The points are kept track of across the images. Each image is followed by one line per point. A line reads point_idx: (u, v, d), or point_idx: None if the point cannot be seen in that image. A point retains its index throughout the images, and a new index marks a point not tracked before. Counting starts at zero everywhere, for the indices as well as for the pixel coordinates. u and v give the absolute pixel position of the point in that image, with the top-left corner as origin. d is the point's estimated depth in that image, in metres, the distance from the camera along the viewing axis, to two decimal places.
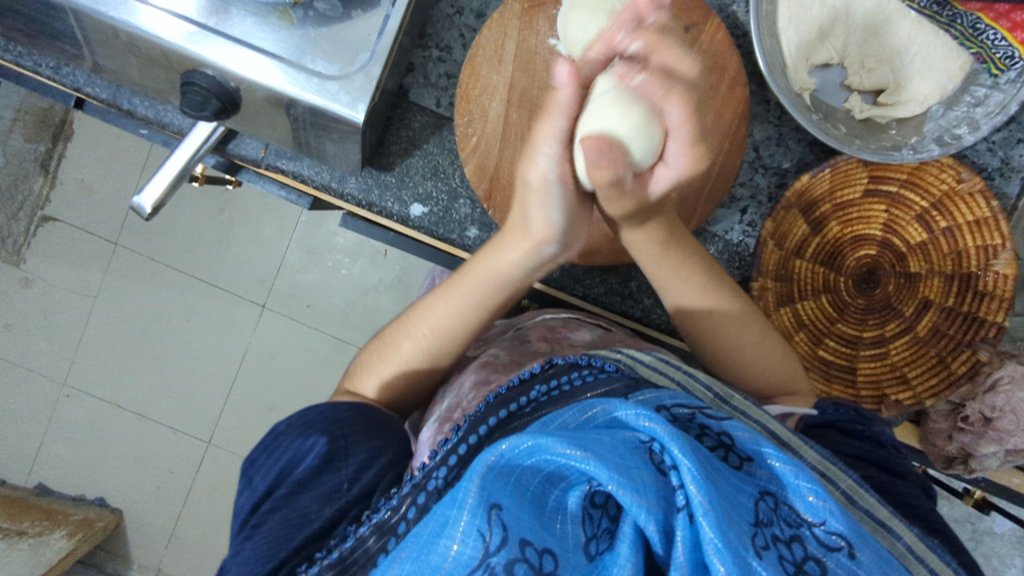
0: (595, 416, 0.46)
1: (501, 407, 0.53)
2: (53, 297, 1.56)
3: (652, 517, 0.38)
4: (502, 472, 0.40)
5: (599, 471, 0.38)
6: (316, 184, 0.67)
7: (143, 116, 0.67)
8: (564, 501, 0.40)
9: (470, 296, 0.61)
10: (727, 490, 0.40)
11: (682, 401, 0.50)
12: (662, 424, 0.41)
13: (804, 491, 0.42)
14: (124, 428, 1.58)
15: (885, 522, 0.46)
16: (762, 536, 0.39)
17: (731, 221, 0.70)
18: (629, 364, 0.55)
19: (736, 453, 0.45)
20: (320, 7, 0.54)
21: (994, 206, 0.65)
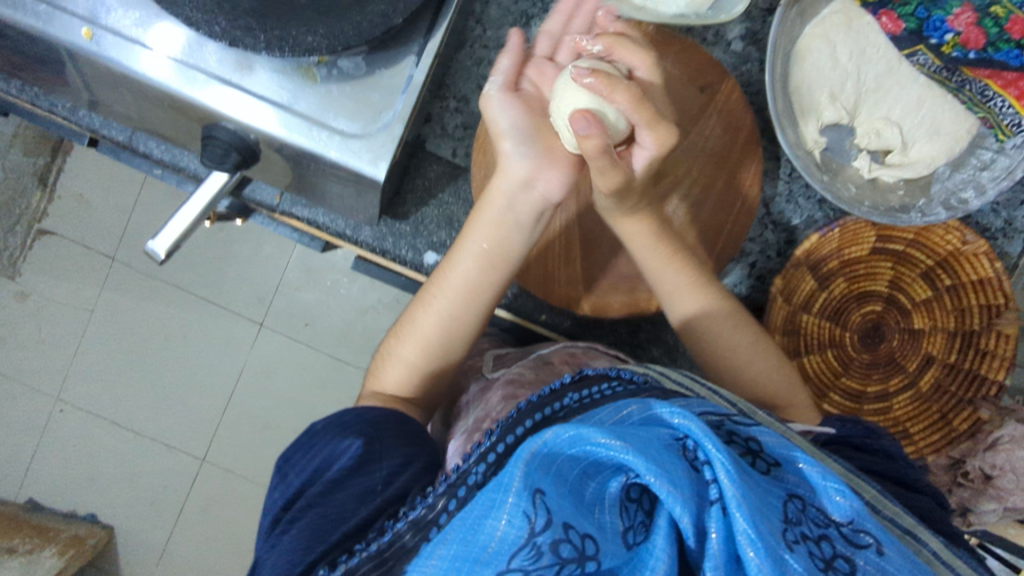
0: (630, 414, 0.45)
1: (536, 411, 0.51)
2: (50, 311, 1.54)
3: (688, 510, 0.36)
4: (544, 461, 0.38)
5: (638, 461, 0.37)
6: (331, 231, 0.68)
7: (159, 159, 0.67)
8: (599, 492, 0.39)
9: (488, 255, 0.60)
10: (760, 491, 0.39)
11: (710, 409, 0.49)
12: (697, 420, 0.40)
13: (831, 492, 0.41)
14: (119, 444, 1.56)
15: (910, 530, 0.46)
16: (792, 532, 0.38)
17: (741, 274, 0.71)
18: (656, 377, 0.54)
19: (764, 459, 0.44)
20: (344, 66, 0.55)
21: (998, 267, 0.67)
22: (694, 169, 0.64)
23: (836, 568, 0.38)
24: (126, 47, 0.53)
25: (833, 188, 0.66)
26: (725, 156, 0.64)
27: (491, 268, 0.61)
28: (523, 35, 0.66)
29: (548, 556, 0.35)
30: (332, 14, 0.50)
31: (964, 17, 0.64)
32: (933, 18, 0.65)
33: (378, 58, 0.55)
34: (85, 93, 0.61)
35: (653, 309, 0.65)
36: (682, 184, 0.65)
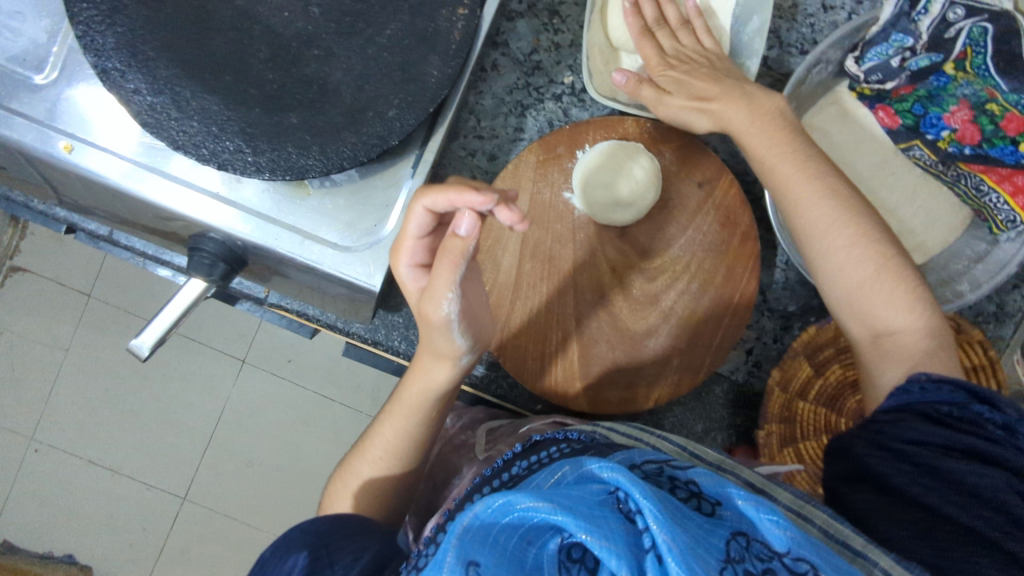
0: (566, 475, 0.44)
1: (493, 479, 0.51)
2: (22, 349, 1.49)
3: (622, 563, 0.35)
4: (478, 535, 0.38)
5: (568, 519, 0.37)
6: (321, 323, 0.66)
7: (141, 252, 0.65)
8: (540, 557, 0.38)
9: (412, 409, 0.59)
10: (694, 532, 0.38)
11: (652, 456, 0.48)
12: (625, 471, 0.39)
13: (768, 523, 0.39)
14: (95, 484, 1.52)
15: (861, 551, 0.42)
16: (731, 573, 0.36)
17: (737, 360, 0.70)
18: (604, 432, 0.54)
19: (706, 499, 0.43)
20: (336, 177, 0.53)
21: (991, 354, 0.67)
22: (692, 264, 0.64)
23: None
24: (107, 159, 0.51)
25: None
26: (720, 256, 0.63)
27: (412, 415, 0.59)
28: (518, 125, 0.65)
29: None
30: (326, 135, 0.48)
31: (960, 115, 0.61)
32: (929, 115, 0.63)
33: (373, 169, 0.53)
34: (62, 195, 0.58)
35: (651, 403, 0.64)
36: (680, 279, 0.63)
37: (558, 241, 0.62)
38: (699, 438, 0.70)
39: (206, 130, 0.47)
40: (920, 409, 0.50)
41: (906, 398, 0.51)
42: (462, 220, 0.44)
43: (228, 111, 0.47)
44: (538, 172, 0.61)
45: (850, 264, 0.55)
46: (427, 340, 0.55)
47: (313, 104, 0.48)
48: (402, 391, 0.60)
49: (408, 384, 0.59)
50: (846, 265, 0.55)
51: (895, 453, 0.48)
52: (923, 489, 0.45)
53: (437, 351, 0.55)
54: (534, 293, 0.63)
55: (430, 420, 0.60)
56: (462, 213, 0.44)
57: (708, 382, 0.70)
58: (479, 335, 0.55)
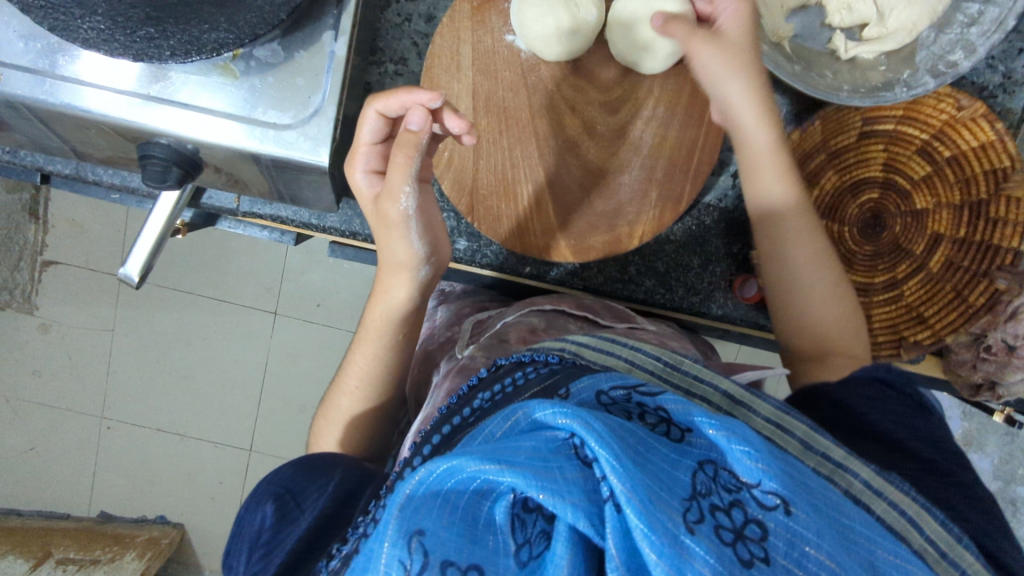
0: (518, 421, 0.36)
1: (446, 422, 0.46)
2: (73, 338, 1.58)
3: (581, 513, 0.30)
4: (423, 503, 0.31)
5: (517, 479, 0.30)
6: (297, 223, 0.67)
7: (110, 184, 0.65)
8: (493, 515, 0.31)
9: (378, 334, 0.60)
10: (657, 470, 0.32)
11: (620, 380, 0.42)
12: (580, 413, 0.32)
13: (739, 454, 0.33)
14: (169, 449, 1.62)
15: (841, 463, 0.38)
16: (695, 510, 0.30)
17: (724, 187, 0.68)
18: (574, 352, 0.47)
19: (678, 427, 0.37)
20: (260, 54, 0.52)
21: (998, 127, 0.63)
22: (654, 88, 0.60)
23: (751, 540, 0.30)
24: (35, 78, 0.51)
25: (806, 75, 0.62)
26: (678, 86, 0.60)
27: (377, 339, 0.60)
28: None
29: None
30: (230, 5, 0.47)
31: None
32: None
33: (293, 39, 0.51)
34: (18, 134, 0.59)
35: (636, 242, 0.63)
36: (644, 105, 0.61)
37: (509, 89, 0.60)
38: (695, 273, 0.69)
39: (112, 22, 0.46)
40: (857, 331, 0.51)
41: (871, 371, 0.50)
42: (415, 116, 0.49)
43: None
44: (475, 20, 0.59)
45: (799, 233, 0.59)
46: (383, 248, 0.56)
47: None
48: (368, 318, 0.60)
49: (372, 307, 0.60)
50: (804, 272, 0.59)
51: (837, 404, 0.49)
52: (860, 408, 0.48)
53: (393, 259, 0.56)
54: (496, 148, 0.61)
55: (402, 347, 0.61)
56: (415, 108, 0.49)
57: (697, 214, 0.68)
58: (437, 246, 0.57)
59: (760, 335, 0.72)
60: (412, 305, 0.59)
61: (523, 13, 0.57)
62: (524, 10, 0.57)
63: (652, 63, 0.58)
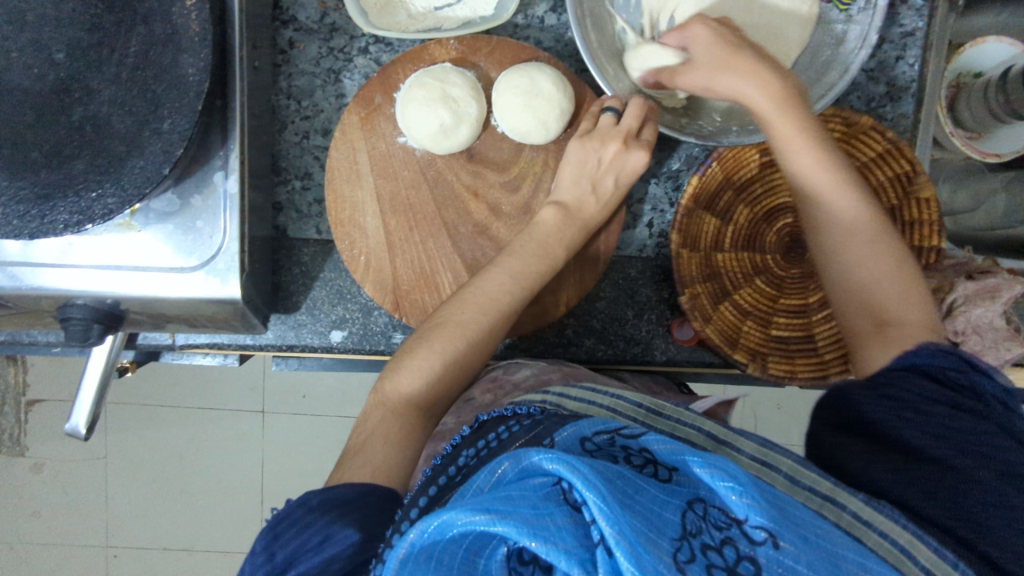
0: (505, 473, 0.39)
1: (433, 483, 0.47)
2: (67, 471, 1.57)
3: (571, 561, 0.34)
4: (421, 560, 0.37)
5: (508, 529, 0.34)
6: (236, 346, 0.68)
7: (48, 342, 0.67)
8: (489, 567, 0.37)
9: (405, 409, 0.55)
10: (643, 510, 0.35)
11: (602, 426, 0.45)
12: (566, 459, 0.36)
13: (723, 490, 0.36)
14: (179, 567, 1.60)
15: (829, 495, 0.40)
16: (685, 549, 0.34)
17: (642, 237, 0.69)
18: (555, 403, 0.51)
19: (663, 466, 0.40)
20: (157, 206, 0.53)
21: (890, 137, 0.65)
22: (549, 160, 0.63)
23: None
24: None
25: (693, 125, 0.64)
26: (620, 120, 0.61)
27: (465, 331, 0.57)
28: (337, 92, 0.65)
29: None
30: (114, 169, 0.49)
31: None
32: None
33: (186, 185, 0.53)
34: None
35: (560, 308, 0.64)
36: (544, 179, 0.63)
37: (412, 186, 0.62)
38: (633, 324, 0.69)
39: (5, 207, 0.48)
40: (920, 368, 0.47)
41: (910, 360, 0.48)
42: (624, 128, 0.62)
43: (17, 182, 0.48)
44: (366, 128, 0.61)
45: (870, 250, 0.55)
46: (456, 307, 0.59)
47: (92, 147, 0.48)
48: (444, 315, 0.58)
49: (462, 302, 0.58)
50: (867, 261, 0.55)
51: (892, 400, 0.45)
52: (919, 436, 0.43)
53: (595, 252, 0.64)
54: (409, 244, 0.62)
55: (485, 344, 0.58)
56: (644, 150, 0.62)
57: (621, 267, 0.69)
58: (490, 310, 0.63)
59: (712, 371, 0.72)
60: (434, 383, 0.56)
61: (410, 123, 0.59)
62: (410, 120, 0.59)
63: (540, 136, 0.60)
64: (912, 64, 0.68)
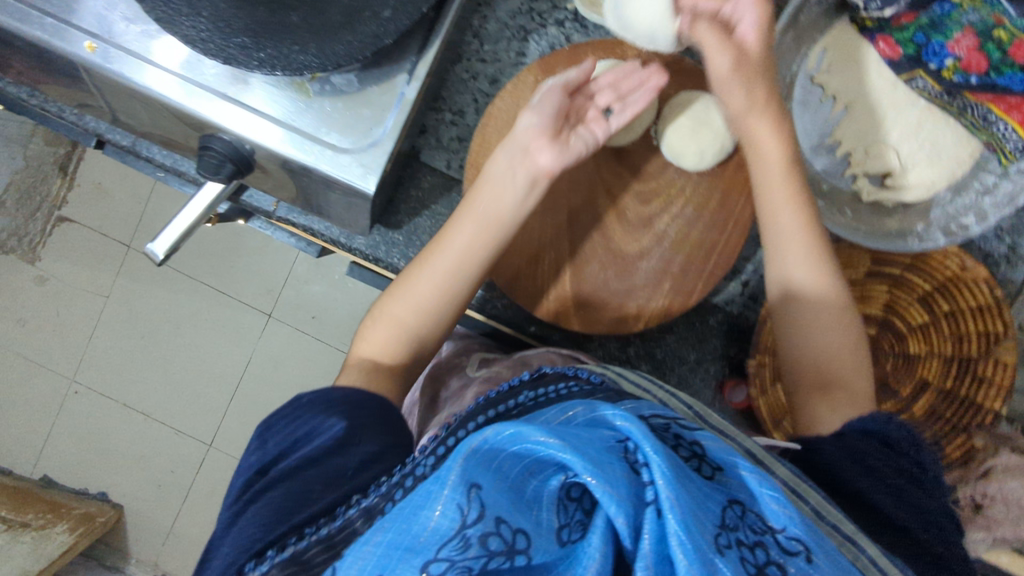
0: (574, 416, 0.44)
1: (491, 407, 0.50)
2: (66, 296, 1.57)
3: (622, 509, 0.35)
4: (484, 457, 0.37)
5: (575, 459, 0.36)
6: (325, 237, 0.69)
7: (160, 164, 0.69)
8: (541, 490, 0.38)
9: (477, 247, 0.60)
10: (697, 494, 0.38)
11: (659, 411, 0.48)
12: (637, 423, 0.39)
13: (768, 499, 0.40)
14: (129, 428, 1.58)
15: (850, 536, 0.46)
16: (725, 537, 0.37)
17: (733, 292, 0.71)
18: (613, 378, 0.54)
19: (707, 464, 0.43)
20: (336, 81, 0.55)
21: (997, 294, 0.66)
22: (686, 188, 0.65)
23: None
24: (127, 59, 0.54)
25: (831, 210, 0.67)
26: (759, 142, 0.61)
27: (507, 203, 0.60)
28: (519, 50, 0.67)
29: (476, 548, 0.34)
30: (324, 33, 0.50)
31: (965, 42, 0.59)
32: (932, 43, 0.61)
33: (370, 74, 0.55)
34: (104, 106, 0.62)
35: (641, 322, 0.65)
36: (674, 203, 0.65)
37: None
38: (692, 368, 0.71)
39: (213, 27, 0.49)
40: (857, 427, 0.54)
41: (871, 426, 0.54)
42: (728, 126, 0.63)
43: (234, 10, 0.50)
44: (536, 92, 0.63)
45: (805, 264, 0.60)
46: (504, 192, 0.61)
47: (312, 5, 0.51)
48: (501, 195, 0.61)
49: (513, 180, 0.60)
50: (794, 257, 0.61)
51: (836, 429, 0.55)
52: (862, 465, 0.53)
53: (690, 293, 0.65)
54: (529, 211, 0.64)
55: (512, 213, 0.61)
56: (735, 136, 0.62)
57: (703, 313, 0.71)
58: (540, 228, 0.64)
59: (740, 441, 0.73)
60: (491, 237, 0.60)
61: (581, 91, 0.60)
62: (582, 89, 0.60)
63: (692, 163, 0.63)
64: None
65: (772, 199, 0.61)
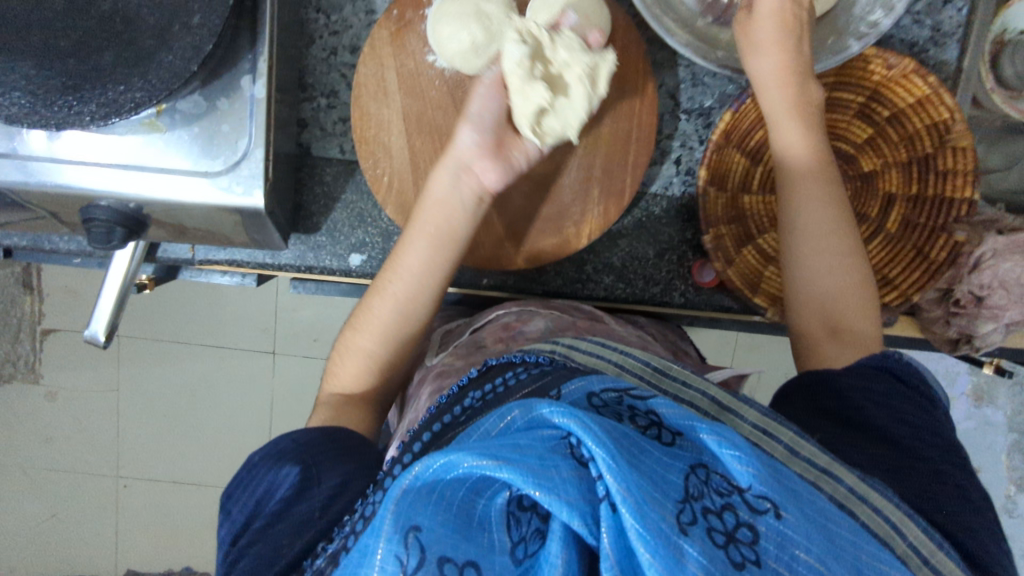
0: (514, 420, 0.38)
1: (434, 421, 0.47)
2: (80, 402, 1.58)
3: (575, 512, 0.32)
4: (420, 494, 0.33)
5: (514, 476, 0.32)
6: (253, 264, 0.68)
7: (69, 250, 0.67)
8: (487, 510, 0.33)
9: (429, 254, 0.57)
10: (651, 470, 0.34)
11: (612, 382, 0.44)
12: (578, 413, 0.34)
13: (729, 458, 0.36)
14: (186, 501, 1.62)
15: (828, 469, 0.41)
16: (689, 511, 0.33)
17: (667, 175, 0.68)
18: (564, 353, 0.49)
19: (668, 430, 0.39)
20: (183, 107, 0.53)
21: (933, 81, 0.62)
22: None
23: (740, 541, 0.33)
24: None
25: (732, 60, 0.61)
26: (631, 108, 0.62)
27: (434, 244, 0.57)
28: (368, 7, 0.63)
29: None
30: (143, 63, 0.48)
31: None
32: None
33: (213, 88, 0.53)
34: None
35: (583, 240, 0.64)
36: None
37: (439, 107, 0.61)
38: (654, 263, 0.69)
39: (32, 96, 0.47)
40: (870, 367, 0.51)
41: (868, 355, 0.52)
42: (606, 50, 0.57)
43: (46, 72, 0.47)
44: (395, 45, 0.60)
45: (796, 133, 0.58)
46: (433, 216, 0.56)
47: (122, 39, 0.48)
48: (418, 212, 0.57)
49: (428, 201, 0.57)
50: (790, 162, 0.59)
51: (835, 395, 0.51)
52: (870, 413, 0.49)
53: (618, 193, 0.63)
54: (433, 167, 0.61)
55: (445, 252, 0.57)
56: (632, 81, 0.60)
57: (645, 206, 0.68)
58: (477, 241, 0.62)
59: (728, 317, 0.71)
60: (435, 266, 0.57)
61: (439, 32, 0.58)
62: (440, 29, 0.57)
63: None
64: (960, 9, 0.66)
65: (766, 76, 0.58)
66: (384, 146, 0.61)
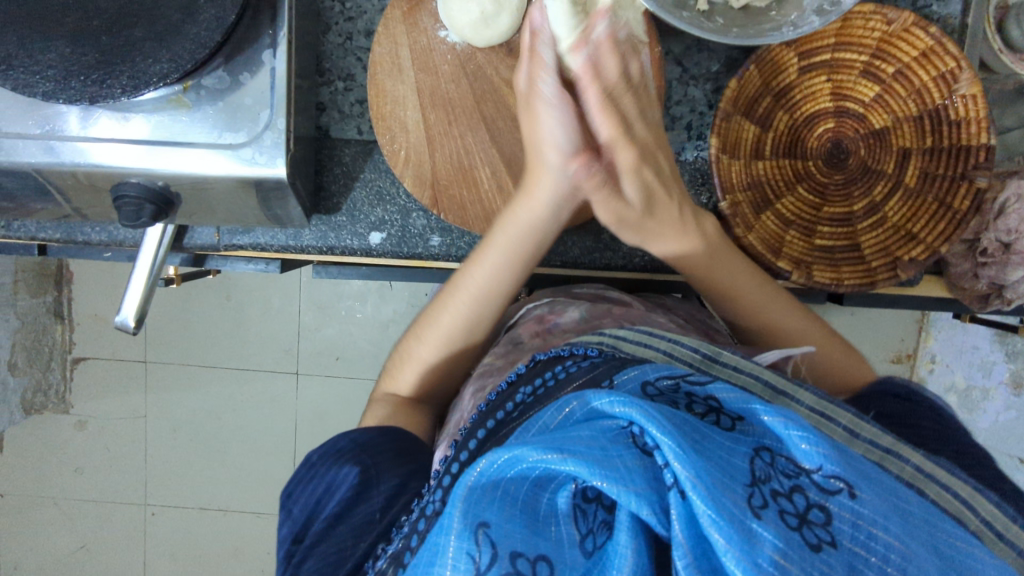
0: (573, 412, 0.39)
1: (489, 417, 0.47)
2: (108, 430, 1.59)
3: (644, 501, 0.32)
4: (486, 490, 0.35)
5: (580, 468, 0.33)
6: (277, 247, 0.69)
7: (99, 242, 0.69)
8: (554, 503, 0.35)
9: (507, 264, 0.59)
10: (715, 453, 0.34)
11: (666, 370, 0.43)
12: (638, 403, 0.35)
13: (797, 440, 0.35)
14: (214, 528, 1.61)
15: (891, 449, 0.40)
16: (758, 495, 0.33)
17: (680, 142, 0.69)
18: (613, 344, 0.49)
19: (727, 415, 0.39)
20: (208, 83, 0.55)
21: (933, 32, 0.62)
22: None
23: (813, 523, 0.32)
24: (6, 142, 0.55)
25: (695, 22, 0.61)
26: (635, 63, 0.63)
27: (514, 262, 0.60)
28: None
29: None
30: (168, 37, 0.50)
31: None
32: None
33: (236, 63, 0.55)
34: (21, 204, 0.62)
35: None
36: None
37: (452, 81, 0.63)
38: None
39: (67, 71, 0.50)
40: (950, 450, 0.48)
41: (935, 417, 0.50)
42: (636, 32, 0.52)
43: (80, 50, 0.50)
44: (408, 23, 0.62)
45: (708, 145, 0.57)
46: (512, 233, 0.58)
47: (150, 15, 0.51)
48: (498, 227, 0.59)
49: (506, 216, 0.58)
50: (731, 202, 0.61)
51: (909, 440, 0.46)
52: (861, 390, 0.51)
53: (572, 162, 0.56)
54: (449, 138, 0.63)
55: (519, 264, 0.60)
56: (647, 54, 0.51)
57: None
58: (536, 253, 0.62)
59: None
60: (503, 279, 0.60)
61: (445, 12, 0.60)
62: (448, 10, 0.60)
63: None
64: None
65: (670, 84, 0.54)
66: (400, 121, 0.63)
